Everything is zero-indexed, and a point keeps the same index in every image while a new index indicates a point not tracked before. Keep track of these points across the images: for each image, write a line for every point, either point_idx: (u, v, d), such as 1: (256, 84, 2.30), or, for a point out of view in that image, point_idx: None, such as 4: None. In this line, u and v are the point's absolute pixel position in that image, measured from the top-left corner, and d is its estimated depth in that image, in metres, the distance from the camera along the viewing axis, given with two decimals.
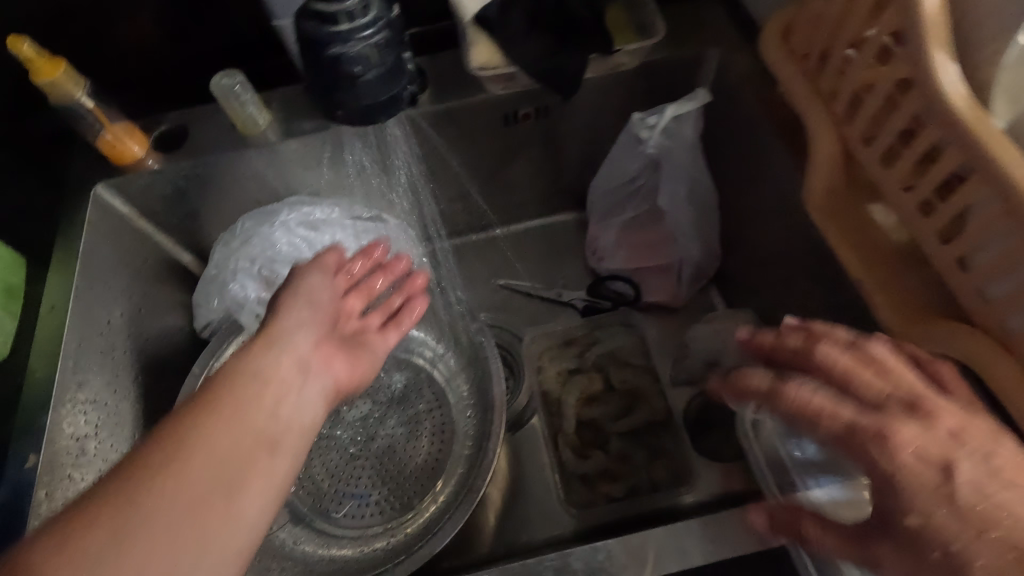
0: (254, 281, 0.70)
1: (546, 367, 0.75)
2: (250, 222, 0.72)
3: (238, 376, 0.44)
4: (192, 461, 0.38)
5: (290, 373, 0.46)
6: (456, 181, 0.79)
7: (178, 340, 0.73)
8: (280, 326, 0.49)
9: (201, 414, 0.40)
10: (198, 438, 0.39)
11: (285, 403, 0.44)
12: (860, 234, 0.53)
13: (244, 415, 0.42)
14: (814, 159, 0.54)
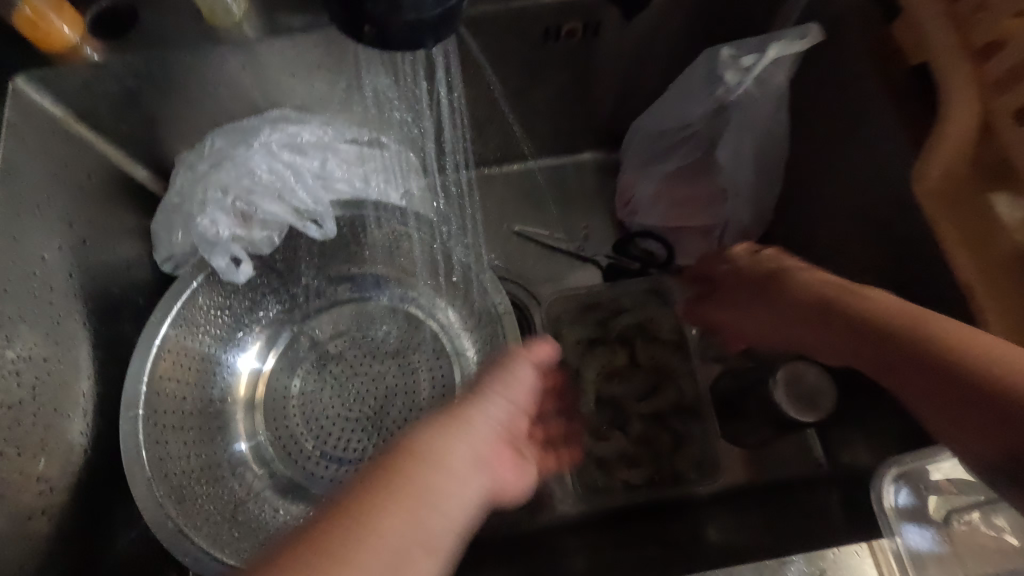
0: (225, 215, 0.59)
1: (564, 336, 0.67)
2: (222, 140, 0.60)
3: (439, 458, 0.38)
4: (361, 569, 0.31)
5: (466, 461, 0.39)
6: (475, 107, 0.66)
7: (134, 274, 0.62)
8: (465, 409, 0.42)
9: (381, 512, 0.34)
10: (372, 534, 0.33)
11: (456, 485, 0.37)
12: (975, 227, 0.44)
13: (428, 500, 0.36)
14: (947, 119, 0.43)
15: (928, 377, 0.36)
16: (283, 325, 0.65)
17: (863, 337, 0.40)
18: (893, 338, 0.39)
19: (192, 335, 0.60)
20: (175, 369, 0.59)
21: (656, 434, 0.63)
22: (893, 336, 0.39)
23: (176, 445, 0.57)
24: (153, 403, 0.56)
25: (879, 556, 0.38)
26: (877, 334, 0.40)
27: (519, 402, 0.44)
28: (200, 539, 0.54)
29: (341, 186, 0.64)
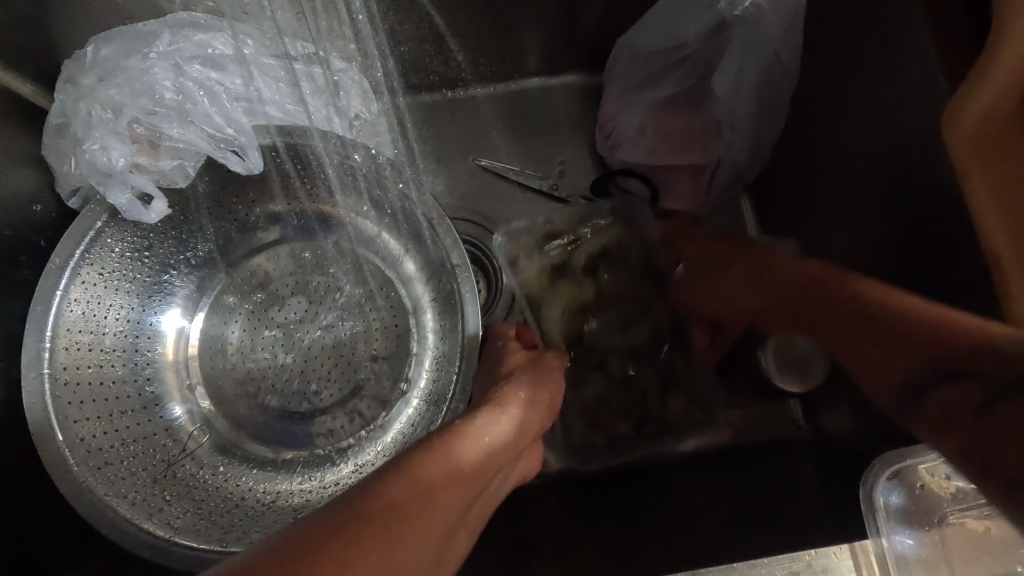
0: (123, 140, 0.49)
1: (522, 282, 0.61)
2: (112, 49, 0.49)
3: (471, 426, 0.43)
4: (424, 525, 0.34)
5: (494, 455, 0.43)
6: (430, 15, 0.55)
7: (37, 211, 0.53)
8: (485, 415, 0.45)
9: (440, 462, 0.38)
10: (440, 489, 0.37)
11: (482, 459, 0.41)
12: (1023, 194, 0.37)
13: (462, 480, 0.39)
14: (991, 56, 0.36)
15: (897, 360, 0.38)
16: (213, 268, 0.58)
17: (843, 318, 0.42)
18: (865, 318, 0.40)
19: (104, 282, 0.52)
20: (88, 321, 0.51)
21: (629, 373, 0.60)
22: (870, 315, 0.40)
23: (94, 406, 0.51)
24: (63, 361, 0.49)
25: (860, 558, 0.40)
26: (853, 313, 0.41)
27: (550, 405, 0.52)
28: (124, 508, 0.48)
29: (271, 111, 0.54)
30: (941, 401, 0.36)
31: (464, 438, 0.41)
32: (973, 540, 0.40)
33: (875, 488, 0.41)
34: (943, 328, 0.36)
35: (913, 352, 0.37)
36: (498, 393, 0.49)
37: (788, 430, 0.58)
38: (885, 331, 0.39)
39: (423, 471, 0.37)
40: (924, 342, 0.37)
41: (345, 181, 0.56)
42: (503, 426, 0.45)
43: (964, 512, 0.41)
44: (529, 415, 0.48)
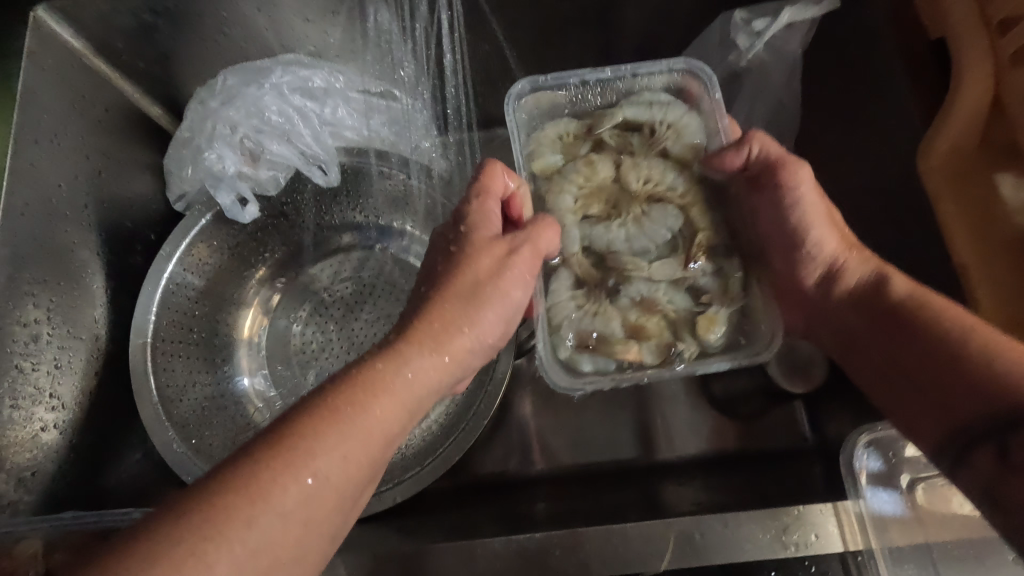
0: (233, 152, 0.60)
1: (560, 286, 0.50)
2: (234, 79, 0.61)
3: (408, 345, 0.39)
4: (331, 472, 0.33)
5: (421, 378, 0.39)
6: (489, 61, 0.64)
7: (149, 208, 0.63)
8: (439, 321, 0.41)
9: (352, 400, 0.35)
10: (350, 428, 0.34)
11: (416, 384, 0.38)
12: (975, 211, 0.48)
13: (354, 433, 0.34)
14: (955, 99, 0.47)
15: (940, 407, 0.38)
16: (286, 266, 0.67)
17: (897, 344, 0.41)
18: (919, 347, 0.40)
19: (200, 270, 0.62)
20: (184, 301, 0.61)
21: (631, 317, 0.50)
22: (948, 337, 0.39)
23: (182, 373, 0.59)
24: (162, 332, 0.58)
25: (844, 517, 0.44)
26: (910, 341, 0.41)
27: (511, 308, 0.44)
28: (200, 461, 0.55)
29: (351, 135, 0.65)
30: (969, 453, 0.36)
31: (385, 361, 0.38)
32: (942, 508, 0.46)
33: (855, 454, 0.47)
34: (983, 377, 0.36)
35: (956, 393, 0.37)
36: (434, 325, 0.41)
37: (797, 440, 0.60)
38: (926, 365, 0.39)
39: (325, 416, 0.34)
40: (959, 386, 0.37)
41: (409, 195, 0.64)
42: (449, 344, 0.41)
43: (934, 479, 0.46)
44: (487, 323, 0.43)
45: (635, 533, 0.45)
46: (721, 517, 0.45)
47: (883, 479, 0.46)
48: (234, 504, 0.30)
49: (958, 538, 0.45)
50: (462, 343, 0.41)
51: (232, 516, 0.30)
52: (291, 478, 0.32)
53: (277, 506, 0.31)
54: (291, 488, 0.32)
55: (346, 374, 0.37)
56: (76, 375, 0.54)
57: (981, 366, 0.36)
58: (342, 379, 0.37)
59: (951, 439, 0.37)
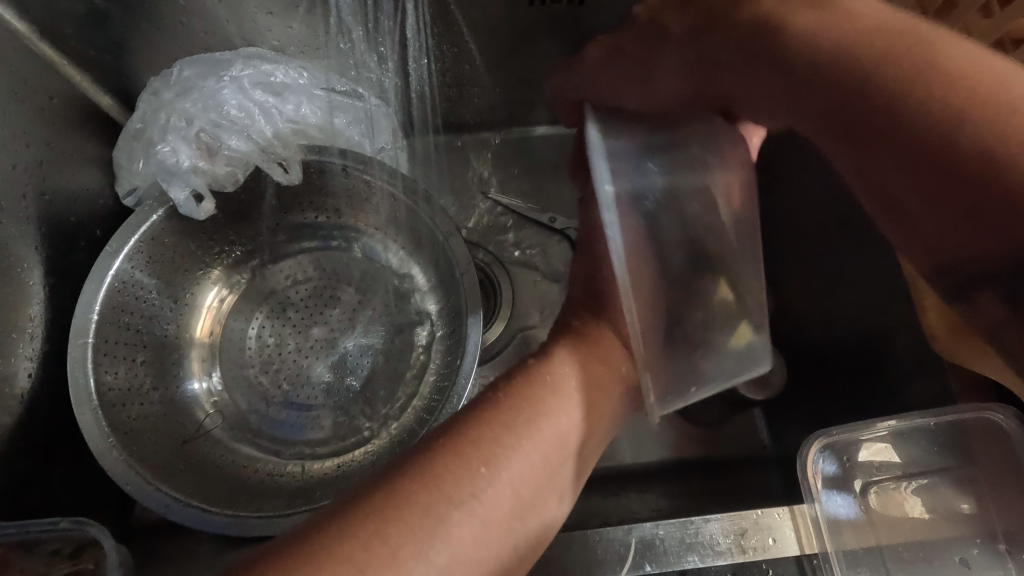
0: (188, 146, 0.58)
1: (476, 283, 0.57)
2: (191, 70, 0.59)
3: (507, 415, 0.36)
4: (484, 512, 0.33)
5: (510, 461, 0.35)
6: (457, 65, 0.64)
7: (96, 203, 0.60)
8: (522, 388, 0.38)
9: (507, 437, 0.35)
10: (504, 462, 0.35)
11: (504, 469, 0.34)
12: None
13: (436, 529, 0.31)
14: None
15: None
16: (243, 267, 0.64)
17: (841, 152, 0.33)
18: (851, 125, 0.32)
19: (150, 267, 0.57)
20: (130, 299, 0.56)
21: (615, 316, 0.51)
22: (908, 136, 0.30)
23: (126, 377, 0.55)
24: (104, 333, 0.53)
25: (800, 520, 0.46)
26: (865, 136, 0.31)
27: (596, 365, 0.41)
28: (143, 470, 0.50)
29: (314, 133, 0.63)
30: (970, 290, 0.30)
31: (535, 396, 0.38)
32: (895, 512, 0.46)
33: (810, 458, 0.47)
34: (988, 167, 0.27)
35: (919, 197, 0.30)
36: (517, 394, 0.37)
37: (757, 448, 0.60)
38: (887, 163, 0.31)
39: (485, 446, 0.35)
40: (943, 181, 0.29)
41: (376, 197, 0.61)
42: (548, 406, 0.37)
43: (885, 482, 0.47)
44: (575, 390, 0.39)
45: (596, 540, 0.45)
46: (684, 524, 0.45)
47: (838, 481, 0.47)
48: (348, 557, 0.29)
49: (908, 540, 0.45)
50: (602, 379, 0.40)
51: (400, 523, 0.31)
52: (449, 518, 0.32)
53: (433, 527, 0.31)
54: (449, 511, 0.32)
55: (504, 399, 0.37)
56: (12, 377, 0.50)
57: (933, 140, 0.29)
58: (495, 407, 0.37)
59: (948, 271, 0.31)
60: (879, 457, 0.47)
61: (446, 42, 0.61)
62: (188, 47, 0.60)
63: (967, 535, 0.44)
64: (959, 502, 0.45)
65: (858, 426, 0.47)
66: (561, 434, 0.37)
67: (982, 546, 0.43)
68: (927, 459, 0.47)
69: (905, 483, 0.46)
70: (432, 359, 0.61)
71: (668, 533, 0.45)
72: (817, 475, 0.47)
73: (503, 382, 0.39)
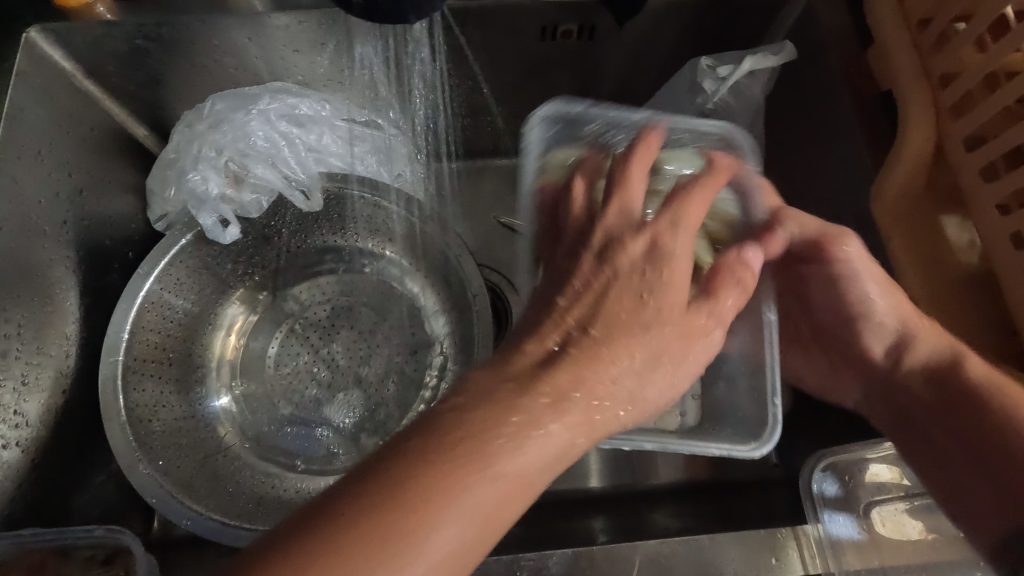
0: (217, 174, 0.62)
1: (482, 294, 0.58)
2: (223, 104, 0.62)
3: (423, 492, 0.29)
4: (418, 559, 0.28)
5: (435, 561, 0.29)
6: (471, 96, 0.67)
7: (129, 227, 0.64)
8: (473, 464, 0.31)
9: (411, 525, 0.29)
10: (407, 543, 0.28)
11: (418, 566, 0.28)
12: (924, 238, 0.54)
13: None
14: (904, 137, 0.53)
15: (983, 515, 0.40)
16: (263, 290, 0.67)
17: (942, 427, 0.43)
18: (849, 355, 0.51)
19: (178, 288, 0.60)
20: (158, 320, 0.59)
21: None
22: (975, 407, 0.42)
23: (152, 394, 0.57)
24: (135, 351, 0.57)
25: (803, 538, 0.47)
26: (935, 409, 0.44)
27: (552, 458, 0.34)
28: (167, 483, 0.52)
29: (334, 161, 0.66)
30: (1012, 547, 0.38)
31: (448, 466, 0.30)
32: (896, 534, 0.47)
33: (812, 477, 0.48)
34: (999, 416, 0.41)
35: (969, 435, 0.42)
36: (445, 469, 0.30)
37: (766, 470, 0.61)
38: (950, 427, 0.43)
39: (383, 517, 0.29)
40: (952, 432, 0.43)
41: (394, 222, 0.64)
42: (477, 481, 0.31)
43: (885, 504, 0.48)
44: (532, 447, 0.33)
45: (601, 557, 0.46)
46: (688, 542, 0.46)
47: (839, 502, 0.48)
48: None
49: (911, 561, 0.46)
50: (528, 437, 0.33)
51: None
52: None
53: None
54: None
55: (406, 468, 0.30)
56: (43, 391, 0.53)
57: (862, 306, 0.49)
58: (393, 481, 0.30)
59: (998, 544, 0.39)
60: (884, 477, 0.49)
61: (462, 75, 0.64)
62: (219, 83, 0.64)
63: (972, 560, 0.45)
64: (956, 523, 0.47)
65: (865, 447, 0.48)
66: (497, 485, 0.31)
67: (987, 570, 0.44)
68: (923, 482, 0.49)
69: (902, 502, 0.48)
70: (444, 378, 0.63)
71: (672, 551, 0.46)
72: (821, 499, 0.48)
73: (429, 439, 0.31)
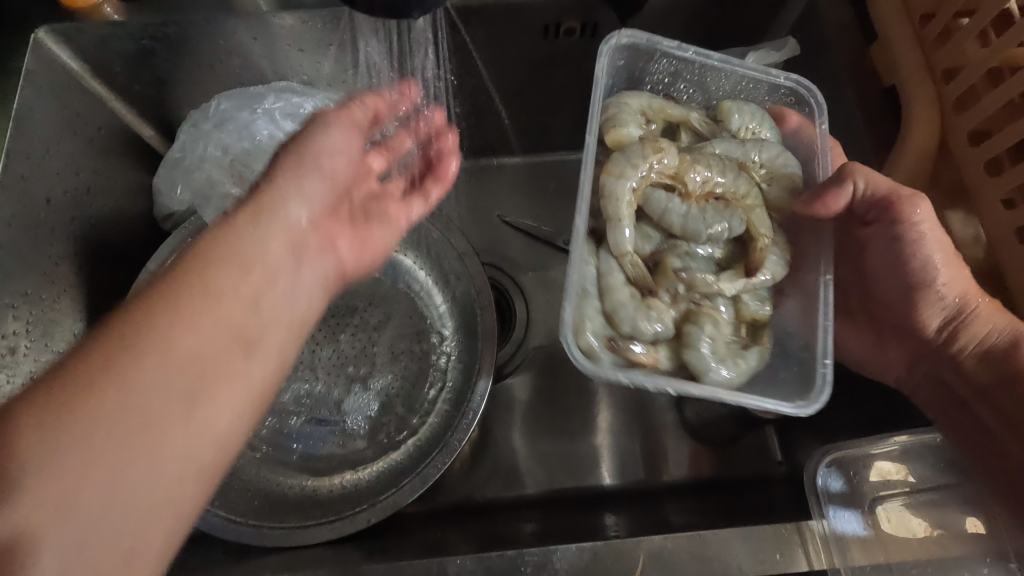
0: (223, 173, 0.62)
1: (485, 291, 0.60)
2: (228, 104, 0.63)
3: (160, 295, 0.34)
4: (136, 390, 0.31)
5: (201, 370, 0.34)
6: (474, 95, 0.67)
7: (136, 226, 0.64)
8: (254, 237, 0.38)
9: (157, 334, 0.33)
10: (125, 372, 0.31)
11: (146, 389, 0.31)
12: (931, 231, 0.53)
13: (135, 438, 0.31)
14: (907, 132, 0.53)
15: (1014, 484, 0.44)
16: None
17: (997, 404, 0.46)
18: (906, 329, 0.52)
19: None
20: None
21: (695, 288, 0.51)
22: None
23: None
24: None
25: (808, 536, 0.46)
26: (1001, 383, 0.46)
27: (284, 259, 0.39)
28: None
29: None
30: None
31: (190, 278, 0.35)
32: (903, 530, 0.48)
33: (816, 472, 0.49)
34: None
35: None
36: (195, 281, 0.35)
37: (771, 467, 0.61)
38: (1002, 400, 0.46)
39: (119, 343, 0.32)
40: (1005, 411, 0.46)
41: None
42: (228, 299, 0.36)
43: (893, 500, 0.49)
44: (277, 242, 0.39)
45: (604, 552, 0.46)
46: (692, 537, 0.46)
47: (842, 497, 0.49)
48: (52, 416, 0.29)
49: (916, 558, 0.46)
50: (252, 257, 0.38)
51: (59, 415, 0.29)
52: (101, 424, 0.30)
53: (83, 409, 0.30)
54: (79, 415, 0.29)
55: (163, 285, 0.35)
56: None
57: (921, 274, 0.48)
58: (158, 294, 0.34)
59: None
60: (890, 473, 0.49)
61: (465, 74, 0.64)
62: (225, 82, 0.64)
63: (978, 554, 0.46)
64: (966, 521, 0.47)
65: (869, 442, 0.49)
66: (246, 291, 0.37)
67: (992, 565, 0.45)
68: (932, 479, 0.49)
69: (911, 499, 0.49)
70: (450, 375, 0.62)
71: (675, 545, 0.46)
72: (825, 493, 0.49)
73: (98, 323, 0.33)
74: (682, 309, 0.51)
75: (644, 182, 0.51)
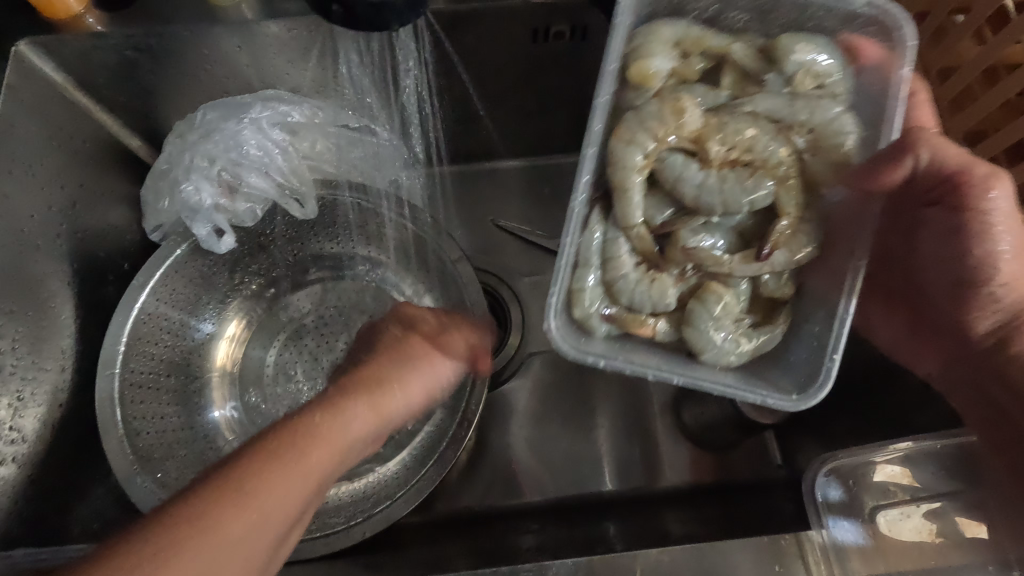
0: (210, 184, 0.61)
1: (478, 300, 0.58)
2: (215, 114, 0.61)
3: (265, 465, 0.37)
4: (220, 548, 0.34)
5: (300, 487, 0.38)
6: (464, 100, 0.66)
7: (124, 239, 0.64)
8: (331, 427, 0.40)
9: (259, 484, 0.36)
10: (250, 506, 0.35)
11: (246, 530, 0.35)
12: None
13: (234, 547, 0.34)
14: None
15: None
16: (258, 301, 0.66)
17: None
18: (948, 329, 0.50)
19: (174, 300, 0.60)
20: (156, 332, 0.59)
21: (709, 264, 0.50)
22: None
23: (149, 406, 0.57)
24: (131, 366, 0.56)
25: (805, 545, 0.46)
26: None
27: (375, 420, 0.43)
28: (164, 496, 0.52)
29: (327, 168, 0.67)
30: None
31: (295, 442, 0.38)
32: (903, 538, 0.47)
33: (815, 481, 0.49)
34: None
35: None
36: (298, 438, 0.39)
37: (770, 471, 0.61)
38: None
39: (243, 495, 0.35)
40: None
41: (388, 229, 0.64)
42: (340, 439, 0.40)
43: (893, 507, 0.48)
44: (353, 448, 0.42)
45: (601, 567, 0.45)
46: (690, 550, 0.46)
47: (841, 505, 0.48)
48: (158, 558, 0.32)
49: (917, 565, 0.46)
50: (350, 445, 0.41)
51: (161, 552, 0.32)
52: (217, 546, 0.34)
53: (199, 540, 0.33)
54: (186, 563, 0.33)
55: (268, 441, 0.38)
56: (40, 405, 0.53)
57: (976, 267, 0.46)
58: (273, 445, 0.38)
59: None
60: (891, 480, 0.49)
61: (454, 80, 0.63)
62: (210, 91, 0.63)
63: (980, 562, 0.45)
64: (968, 526, 0.46)
65: (868, 450, 0.49)
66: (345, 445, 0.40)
67: (996, 573, 0.44)
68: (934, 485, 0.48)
69: (913, 506, 0.48)
70: None
71: (674, 559, 0.45)
72: (825, 503, 0.48)
73: (216, 466, 0.37)
74: (691, 283, 0.51)
75: (658, 148, 0.48)
